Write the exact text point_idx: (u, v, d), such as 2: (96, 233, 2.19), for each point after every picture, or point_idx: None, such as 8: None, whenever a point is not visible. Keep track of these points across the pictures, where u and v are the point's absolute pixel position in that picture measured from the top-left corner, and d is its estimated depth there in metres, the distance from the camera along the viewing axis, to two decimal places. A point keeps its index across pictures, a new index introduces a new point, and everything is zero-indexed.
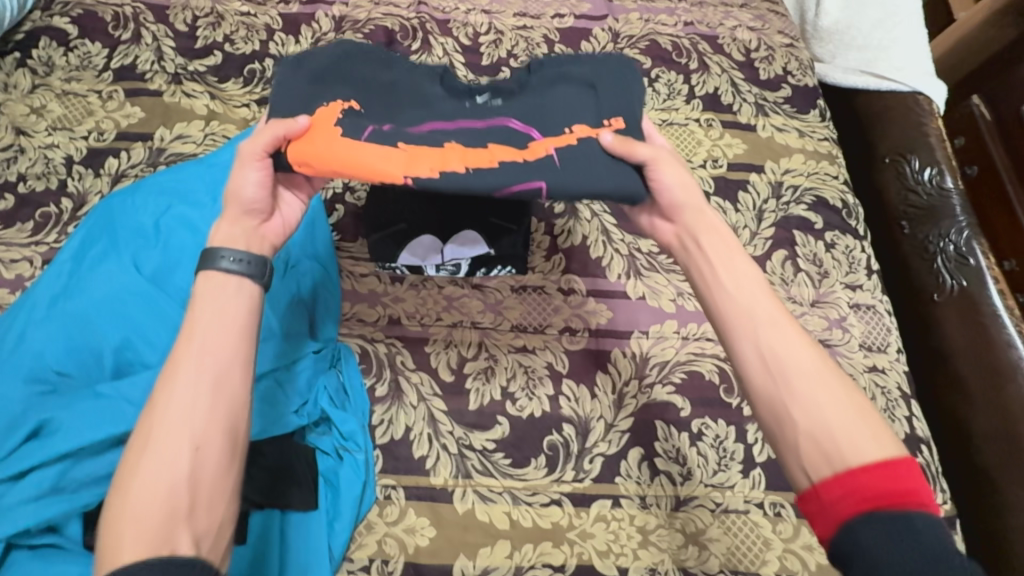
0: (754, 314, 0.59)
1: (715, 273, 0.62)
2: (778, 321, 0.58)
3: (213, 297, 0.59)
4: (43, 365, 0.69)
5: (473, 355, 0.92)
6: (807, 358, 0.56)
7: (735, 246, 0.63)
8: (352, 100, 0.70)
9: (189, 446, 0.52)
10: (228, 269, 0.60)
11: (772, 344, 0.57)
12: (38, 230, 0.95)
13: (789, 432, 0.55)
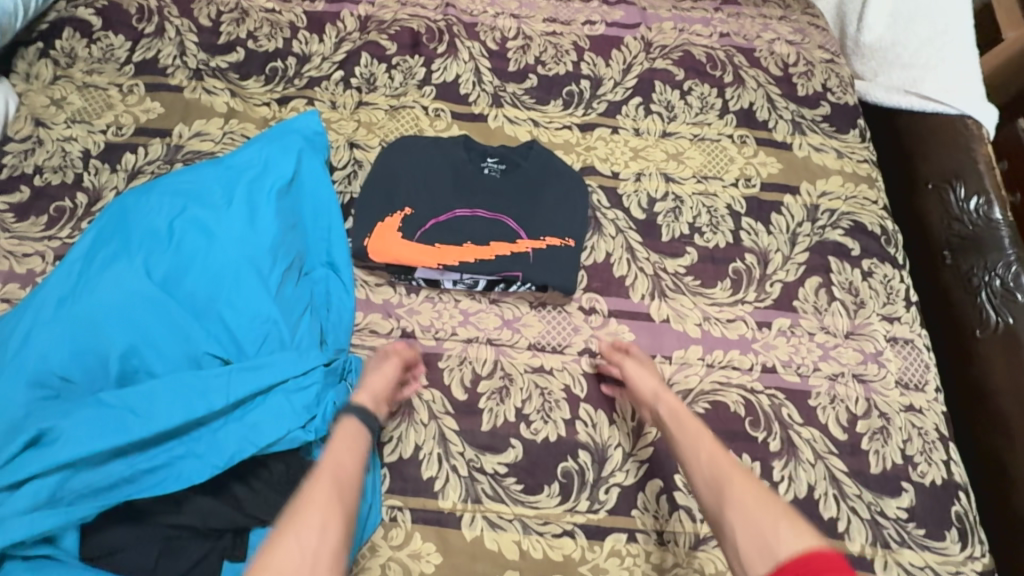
0: (716, 478, 0.68)
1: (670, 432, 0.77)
2: (733, 480, 0.67)
3: (348, 444, 0.70)
4: (45, 369, 0.67)
5: (488, 373, 0.89)
6: (750, 490, 0.65)
7: (689, 416, 0.78)
8: (406, 206, 0.93)
9: (327, 546, 0.57)
10: (360, 419, 0.74)
11: (723, 480, 0.67)
12: (52, 225, 0.94)
13: (733, 547, 0.62)
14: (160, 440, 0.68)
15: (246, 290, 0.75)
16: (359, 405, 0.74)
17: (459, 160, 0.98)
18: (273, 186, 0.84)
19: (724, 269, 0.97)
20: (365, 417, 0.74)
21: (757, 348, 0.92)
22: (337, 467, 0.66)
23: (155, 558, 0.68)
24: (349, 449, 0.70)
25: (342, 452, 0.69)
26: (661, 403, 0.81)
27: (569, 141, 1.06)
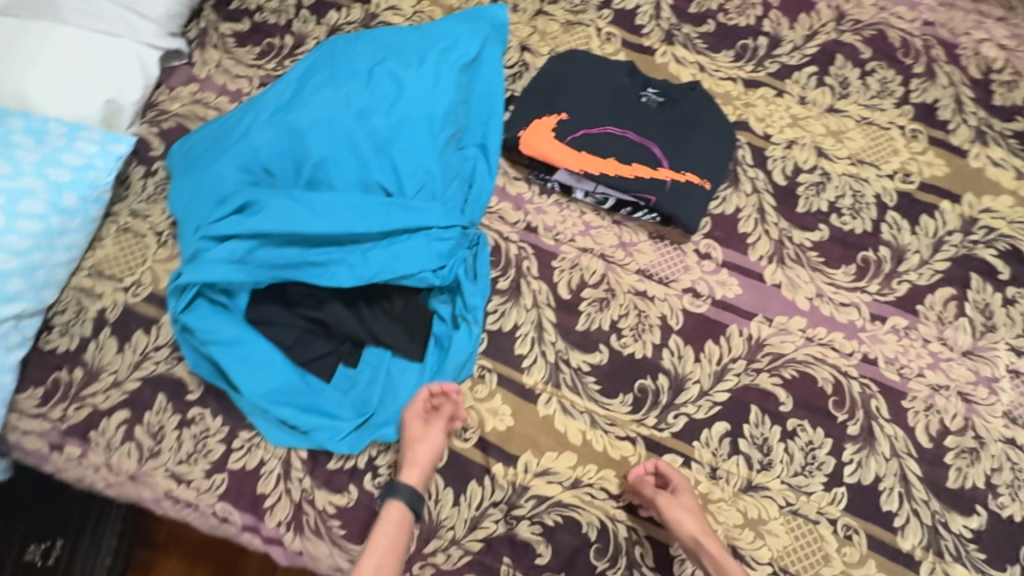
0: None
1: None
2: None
3: (393, 531, 0.77)
4: (257, 159, 0.81)
5: (594, 283, 0.95)
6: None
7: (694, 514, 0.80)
8: (562, 110, 0.98)
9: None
10: (406, 503, 0.79)
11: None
12: (262, 57, 1.09)
13: None
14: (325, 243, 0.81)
15: (418, 141, 0.85)
16: (408, 488, 0.79)
17: (622, 83, 1.01)
18: (459, 60, 0.91)
19: (852, 254, 0.95)
20: (410, 497, 0.79)
21: (863, 336, 0.91)
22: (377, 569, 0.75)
23: (295, 340, 0.85)
24: (393, 537, 0.77)
25: (382, 547, 0.76)
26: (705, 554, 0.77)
27: (730, 93, 1.05)
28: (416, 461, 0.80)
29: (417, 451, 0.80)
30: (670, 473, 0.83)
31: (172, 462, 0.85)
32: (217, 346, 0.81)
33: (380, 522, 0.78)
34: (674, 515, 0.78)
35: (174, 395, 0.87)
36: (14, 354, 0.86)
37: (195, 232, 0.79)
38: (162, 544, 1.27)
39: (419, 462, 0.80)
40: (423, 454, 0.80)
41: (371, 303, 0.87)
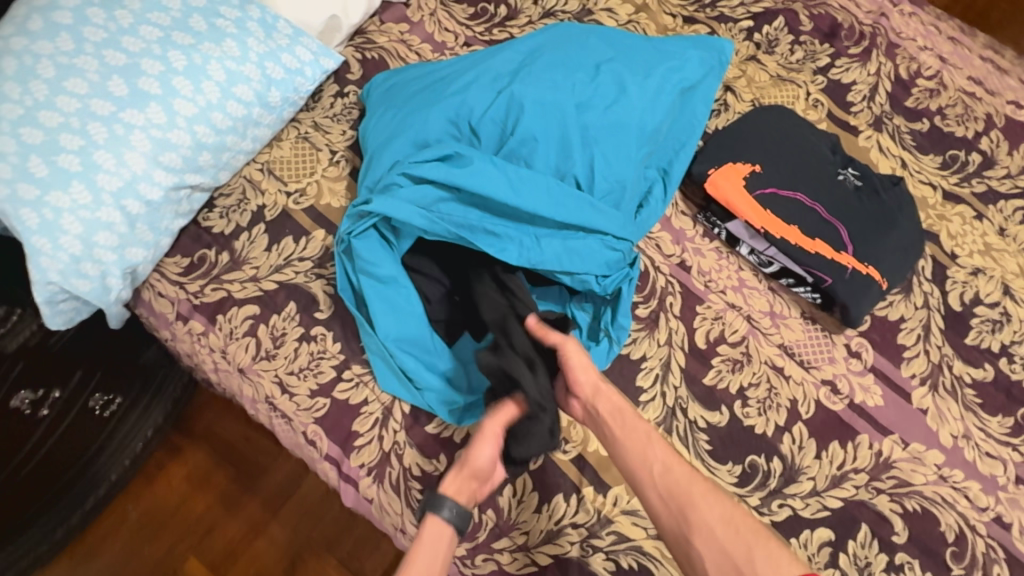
0: (647, 463, 0.69)
1: (612, 433, 0.74)
2: (675, 466, 0.68)
3: (432, 549, 0.70)
4: (467, 116, 0.82)
5: (733, 342, 0.91)
6: (677, 461, 0.69)
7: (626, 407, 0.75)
8: (755, 162, 0.95)
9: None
10: (448, 520, 0.72)
11: (664, 465, 0.68)
12: (473, 18, 1.09)
13: (704, 528, 0.64)
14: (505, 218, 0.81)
15: (622, 148, 0.83)
16: (456, 507, 0.72)
17: (822, 154, 0.97)
18: (680, 81, 0.90)
19: (1013, 406, 0.88)
20: (459, 516, 0.73)
21: (1002, 496, 0.84)
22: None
23: (437, 298, 0.86)
24: (433, 556, 0.70)
25: (423, 559, 0.69)
26: (602, 400, 0.75)
27: (926, 199, 1.00)
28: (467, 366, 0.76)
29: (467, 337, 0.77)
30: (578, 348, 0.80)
31: (283, 369, 0.86)
32: (370, 279, 0.82)
33: (417, 542, 0.71)
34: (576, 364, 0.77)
35: (304, 308, 0.89)
36: (177, 222, 0.89)
37: (390, 167, 0.82)
38: (197, 436, 1.33)
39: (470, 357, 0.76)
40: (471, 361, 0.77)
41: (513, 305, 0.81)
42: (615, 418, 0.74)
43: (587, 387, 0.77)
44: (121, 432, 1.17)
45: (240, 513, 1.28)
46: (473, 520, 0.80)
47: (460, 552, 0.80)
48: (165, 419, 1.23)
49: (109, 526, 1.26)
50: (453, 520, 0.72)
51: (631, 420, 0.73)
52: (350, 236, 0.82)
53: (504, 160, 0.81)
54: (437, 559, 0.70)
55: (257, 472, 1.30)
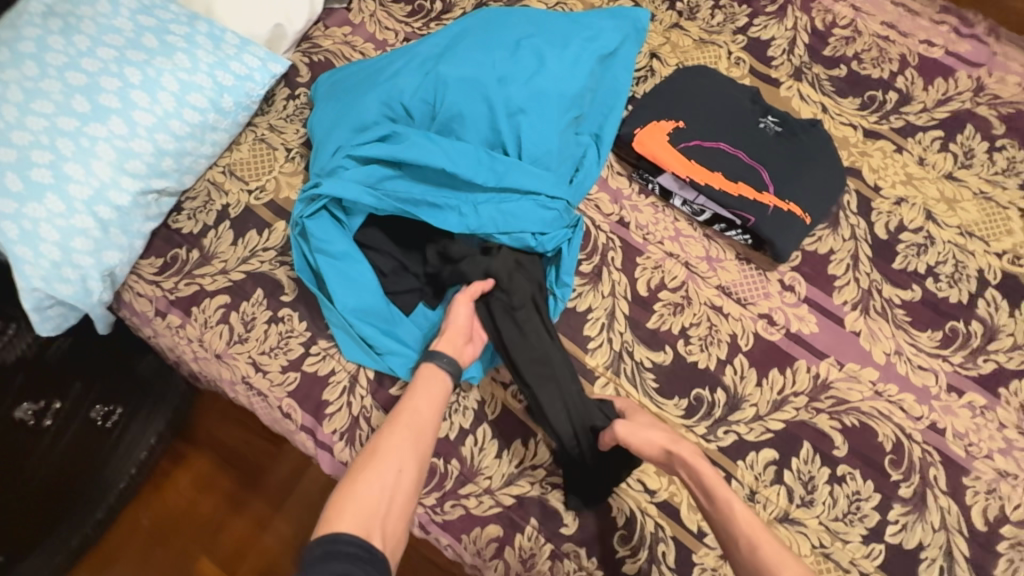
0: (743, 544, 0.73)
1: (704, 502, 0.78)
2: (770, 549, 0.72)
3: (429, 390, 0.82)
4: (399, 99, 0.89)
5: (673, 288, 0.97)
6: (767, 541, 0.73)
7: (705, 468, 0.78)
8: (679, 119, 1.01)
9: (399, 466, 0.75)
10: (443, 370, 0.83)
11: (758, 547, 0.72)
12: (411, 15, 1.17)
13: None
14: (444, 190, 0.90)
15: (547, 115, 0.90)
16: (446, 356, 0.83)
17: (743, 106, 1.03)
18: (598, 50, 0.96)
19: (941, 321, 0.93)
20: (450, 369, 0.83)
21: (935, 404, 0.89)
22: (413, 412, 0.80)
23: (390, 270, 0.92)
24: (432, 396, 0.82)
25: (419, 399, 0.81)
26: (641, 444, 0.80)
27: (847, 139, 1.05)
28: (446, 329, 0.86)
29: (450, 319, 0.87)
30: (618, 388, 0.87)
31: (256, 350, 0.93)
32: (326, 256, 0.88)
33: (415, 379, 0.83)
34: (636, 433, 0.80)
35: (270, 292, 0.96)
36: (147, 225, 0.96)
37: (334, 152, 0.89)
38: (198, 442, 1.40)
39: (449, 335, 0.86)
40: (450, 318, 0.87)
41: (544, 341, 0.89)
42: (702, 487, 0.77)
43: (653, 450, 0.79)
44: (127, 438, 1.23)
45: (244, 512, 1.34)
46: (439, 470, 0.87)
47: (430, 501, 0.86)
48: (167, 424, 1.30)
49: (124, 536, 1.33)
50: (442, 369, 0.83)
51: (713, 487, 0.77)
52: (303, 219, 0.88)
53: (437, 136, 0.89)
54: (430, 399, 0.81)
55: (257, 473, 1.37)
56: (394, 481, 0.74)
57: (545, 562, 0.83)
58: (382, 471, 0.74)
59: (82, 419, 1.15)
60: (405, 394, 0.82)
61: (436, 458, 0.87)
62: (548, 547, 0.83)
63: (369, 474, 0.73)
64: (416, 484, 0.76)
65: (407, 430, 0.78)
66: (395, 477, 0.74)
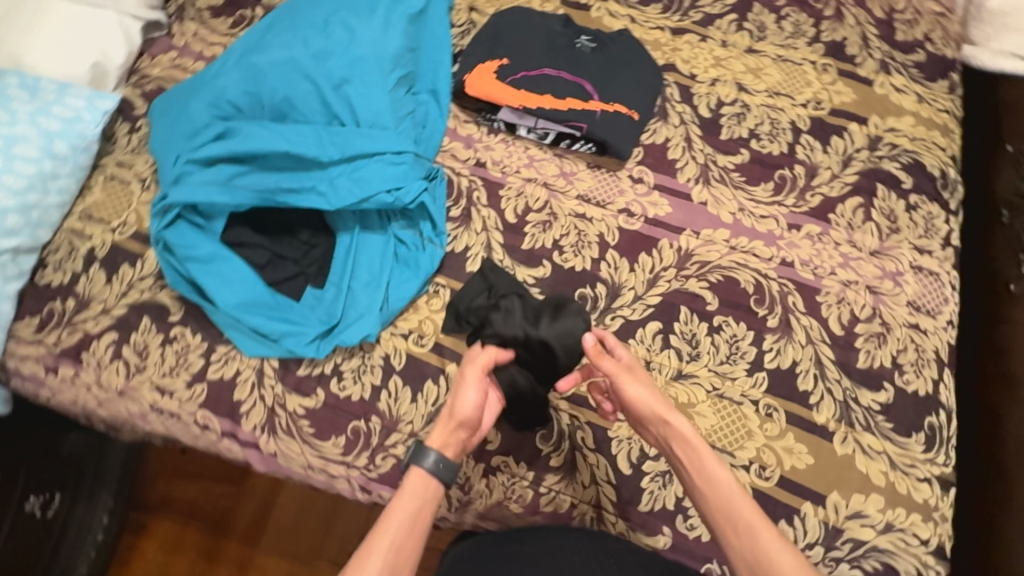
0: (733, 520, 0.72)
1: (694, 482, 0.76)
2: (759, 526, 0.70)
3: (415, 503, 0.74)
4: (224, 97, 0.95)
5: (538, 208, 1.03)
6: (769, 536, 0.70)
7: (703, 454, 0.76)
8: (503, 57, 1.09)
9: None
10: (431, 473, 0.76)
11: (749, 525, 0.71)
12: (234, 26, 1.18)
13: None
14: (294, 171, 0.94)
15: (370, 79, 0.98)
16: (440, 457, 0.76)
17: (558, 33, 1.12)
18: (405, 12, 1.05)
19: (770, 173, 1.05)
20: (443, 467, 0.76)
21: (781, 243, 1.00)
22: (396, 549, 0.70)
23: (267, 261, 0.96)
24: (416, 512, 0.73)
25: (400, 519, 0.72)
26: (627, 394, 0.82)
27: (658, 40, 1.15)
28: (456, 415, 0.78)
29: (460, 405, 0.79)
30: (619, 348, 0.84)
31: (156, 375, 0.94)
32: (196, 262, 0.92)
33: (402, 493, 0.74)
34: (629, 384, 0.81)
35: (157, 317, 0.96)
36: (11, 286, 0.95)
37: (175, 161, 0.93)
38: (155, 507, 1.30)
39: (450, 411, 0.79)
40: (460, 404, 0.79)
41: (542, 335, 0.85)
42: (691, 463, 0.76)
43: (645, 408, 0.80)
44: (75, 521, 1.14)
45: (222, 560, 1.25)
46: (363, 430, 0.91)
47: (362, 461, 0.90)
48: (117, 498, 1.21)
49: None
50: (432, 468, 0.76)
51: (711, 469, 0.75)
52: (162, 231, 0.92)
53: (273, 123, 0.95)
54: (422, 507, 0.74)
55: (225, 518, 1.29)
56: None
57: (481, 480, 0.88)
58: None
59: (16, 513, 1.03)
60: (395, 499, 0.74)
61: (357, 420, 0.91)
62: (479, 466, 0.89)
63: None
64: None
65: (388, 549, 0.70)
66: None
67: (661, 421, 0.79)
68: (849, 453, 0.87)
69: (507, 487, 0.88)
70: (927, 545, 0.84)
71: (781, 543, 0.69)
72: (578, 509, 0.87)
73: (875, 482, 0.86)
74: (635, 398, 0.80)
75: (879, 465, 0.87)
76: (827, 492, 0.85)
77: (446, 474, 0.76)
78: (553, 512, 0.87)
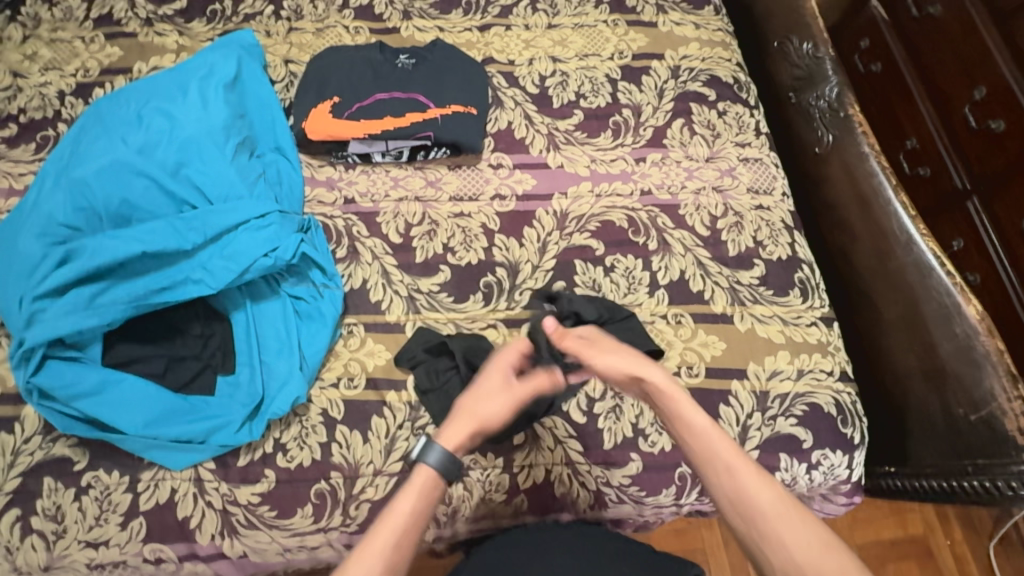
0: (712, 463, 0.72)
1: (676, 430, 0.76)
2: (737, 467, 0.70)
3: (423, 496, 0.72)
4: (54, 221, 0.91)
5: (418, 222, 1.07)
6: (746, 471, 0.70)
7: (677, 394, 0.76)
8: (334, 97, 1.11)
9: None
10: (438, 470, 0.73)
11: (728, 467, 0.71)
12: (40, 151, 1.10)
13: (777, 537, 0.66)
14: (162, 270, 0.90)
15: (207, 156, 0.98)
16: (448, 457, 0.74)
17: (376, 59, 1.16)
18: (219, 82, 1.05)
19: (605, 122, 1.17)
20: (447, 467, 0.74)
21: (636, 178, 1.12)
22: (399, 520, 0.69)
23: (164, 368, 0.91)
24: (420, 503, 0.71)
25: (405, 501, 0.71)
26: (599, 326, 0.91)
27: (470, 41, 1.24)
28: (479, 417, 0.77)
29: (484, 410, 0.78)
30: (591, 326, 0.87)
31: (82, 532, 0.85)
32: (84, 397, 0.86)
33: (409, 485, 0.72)
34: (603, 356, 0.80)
35: (61, 472, 0.87)
36: None
37: (21, 303, 0.87)
38: None
39: (477, 417, 0.77)
40: (484, 407, 0.78)
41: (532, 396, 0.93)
42: (669, 411, 0.76)
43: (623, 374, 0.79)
44: None
45: None
46: (328, 491, 0.89)
47: (338, 520, 0.88)
48: None
49: None
50: (438, 467, 0.73)
51: (686, 411, 0.75)
52: (30, 379, 0.85)
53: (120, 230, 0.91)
54: (423, 507, 0.71)
55: None
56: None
57: (457, 486, 0.90)
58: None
59: None
60: (397, 499, 0.71)
61: (319, 482, 0.89)
62: None
63: None
64: None
65: (380, 557, 0.66)
66: None
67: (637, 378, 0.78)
68: (750, 326, 1.00)
69: (485, 481, 0.91)
70: (833, 374, 0.99)
71: (756, 482, 0.69)
72: (554, 472, 0.92)
73: (777, 341, 1.00)
74: (614, 364, 0.79)
75: (776, 327, 1.01)
76: (746, 365, 0.98)
77: (454, 475, 0.75)
78: (533, 486, 0.91)
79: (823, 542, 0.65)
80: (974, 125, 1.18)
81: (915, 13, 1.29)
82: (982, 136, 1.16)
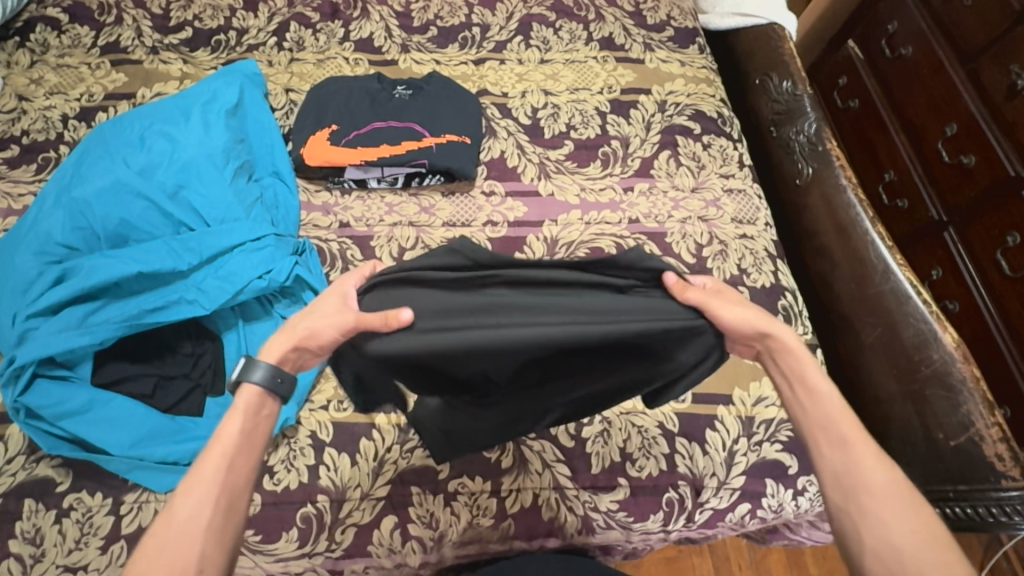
0: (829, 430, 0.66)
1: (795, 393, 0.69)
2: (854, 440, 0.65)
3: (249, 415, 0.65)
4: (52, 240, 0.92)
5: (411, 246, 1.09)
6: (865, 450, 0.64)
7: (805, 356, 0.69)
8: (332, 124, 1.15)
9: (213, 523, 0.60)
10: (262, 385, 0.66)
11: (844, 437, 0.65)
12: (40, 171, 1.12)
13: (876, 517, 0.61)
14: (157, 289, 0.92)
15: (206, 179, 1.00)
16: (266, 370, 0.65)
17: (374, 89, 1.20)
18: (220, 109, 1.09)
19: (594, 153, 1.22)
20: (270, 379, 0.66)
21: (624, 207, 1.16)
22: (226, 437, 0.63)
23: (153, 387, 0.91)
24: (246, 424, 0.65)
25: (231, 421, 0.64)
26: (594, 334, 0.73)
27: (465, 73, 1.29)
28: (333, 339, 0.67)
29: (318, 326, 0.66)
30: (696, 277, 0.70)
31: (60, 556, 0.83)
32: (72, 416, 0.86)
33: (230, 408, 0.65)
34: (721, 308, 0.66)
35: (43, 493, 0.86)
36: None
37: (14, 321, 0.88)
38: None
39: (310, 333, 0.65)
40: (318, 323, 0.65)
41: (575, 410, 0.81)
42: (790, 372, 0.70)
43: (748, 328, 0.68)
44: None
45: None
46: (313, 514, 0.88)
47: (323, 545, 0.87)
48: None
49: None
50: (263, 384, 0.65)
51: (807, 373, 0.69)
52: (18, 398, 0.84)
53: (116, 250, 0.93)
54: (252, 424, 0.66)
55: None
56: (207, 534, 0.59)
57: (445, 510, 0.90)
58: (191, 522, 0.59)
59: None
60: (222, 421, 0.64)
61: (305, 505, 0.88)
62: (438, 497, 0.90)
63: (168, 534, 0.58)
64: (215, 529, 0.60)
65: (212, 493, 0.60)
66: (206, 533, 0.59)
67: (763, 337, 0.69)
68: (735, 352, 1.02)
69: (472, 506, 0.90)
70: None
71: (873, 460, 0.64)
72: (542, 495, 0.92)
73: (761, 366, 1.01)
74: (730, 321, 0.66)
75: None
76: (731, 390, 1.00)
77: (279, 386, 0.67)
78: (521, 510, 0.91)
79: (931, 536, 0.60)
80: (946, 159, 1.23)
81: (889, 55, 1.36)
82: (956, 170, 1.21)
